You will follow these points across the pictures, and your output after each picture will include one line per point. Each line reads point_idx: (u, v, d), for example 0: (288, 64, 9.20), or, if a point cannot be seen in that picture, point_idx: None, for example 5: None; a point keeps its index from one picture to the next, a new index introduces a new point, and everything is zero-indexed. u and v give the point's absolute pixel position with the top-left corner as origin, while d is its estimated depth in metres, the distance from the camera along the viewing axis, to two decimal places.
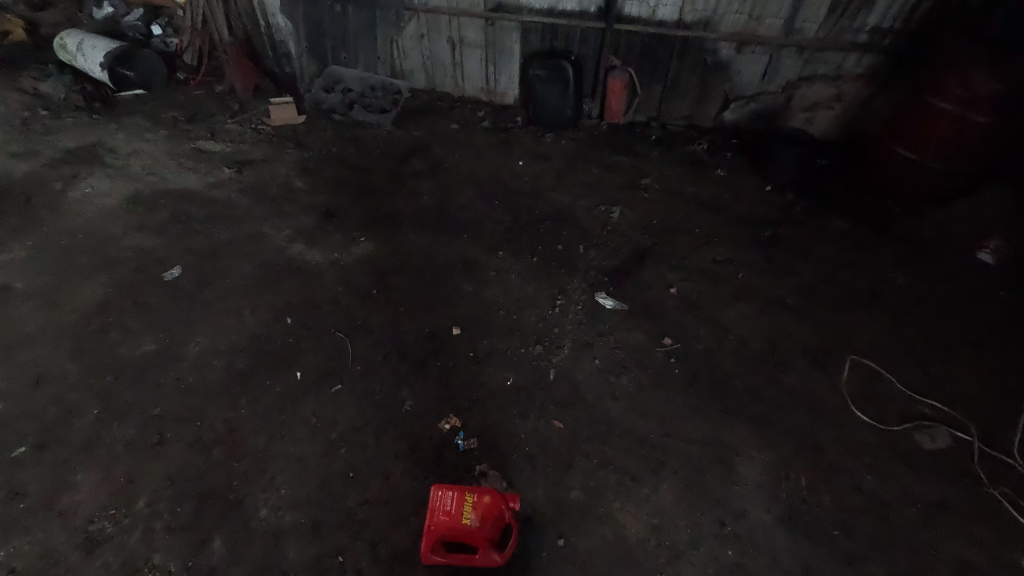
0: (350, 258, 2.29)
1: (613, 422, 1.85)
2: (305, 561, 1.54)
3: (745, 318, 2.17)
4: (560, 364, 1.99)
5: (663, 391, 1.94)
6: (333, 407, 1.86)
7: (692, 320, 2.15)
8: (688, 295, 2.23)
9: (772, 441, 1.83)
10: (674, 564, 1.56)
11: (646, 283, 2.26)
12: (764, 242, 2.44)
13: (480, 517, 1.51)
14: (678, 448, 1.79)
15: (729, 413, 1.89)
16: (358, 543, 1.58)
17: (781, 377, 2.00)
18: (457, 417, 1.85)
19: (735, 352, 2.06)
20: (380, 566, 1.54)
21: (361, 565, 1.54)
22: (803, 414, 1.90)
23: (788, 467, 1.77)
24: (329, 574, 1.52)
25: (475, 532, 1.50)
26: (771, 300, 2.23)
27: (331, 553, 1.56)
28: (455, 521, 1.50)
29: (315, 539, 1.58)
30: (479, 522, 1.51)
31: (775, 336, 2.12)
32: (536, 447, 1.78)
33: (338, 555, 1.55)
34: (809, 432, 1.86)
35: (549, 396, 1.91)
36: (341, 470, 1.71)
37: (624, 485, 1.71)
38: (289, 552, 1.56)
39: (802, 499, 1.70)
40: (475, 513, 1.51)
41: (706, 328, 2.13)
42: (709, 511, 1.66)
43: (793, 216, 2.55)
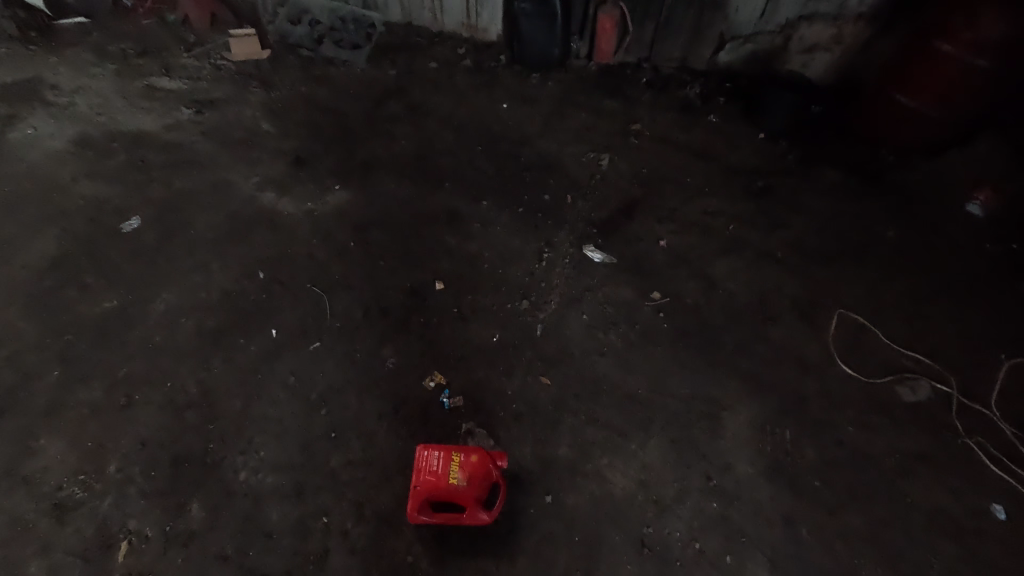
0: (324, 209, 2.15)
1: (601, 378, 1.82)
2: (289, 523, 1.51)
3: (736, 272, 2.12)
4: (547, 320, 1.94)
5: (650, 346, 1.91)
6: (312, 366, 1.78)
7: (682, 274, 2.10)
8: (678, 248, 2.16)
9: (758, 396, 1.83)
10: (661, 518, 1.57)
11: (635, 235, 2.18)
12: (755, 193, 2.36)
13: (468, 479, 1.47)
14: (665, 403, 1.78)
15: (716, 368, 1.88)
16: (343, 504, 1.55)
17: (770, 332, 1.99)
18: (442, 375, 1.80)
19: (724, 307, 2.03)
20: (367, 526, 1.52)
21: (347, 526, 1.52)
22: (789, 369, 1.90)
23: (773, 420, 1.78)
24: (314, 535, 1.50)
25: (464, 494, 1.46)
26: (761, 254, 2.18)
27: (316, 514, 1.53)
28: (443, 482, 1.45)
29: (299, 501, 1.55)
30: (467, 482, 1.47)
31: (764, 290, 2.08)
32: (523, 404, 1.75)
33: (322, 516, 1.53)
34: (794, 386, 1.86)
35: (536, 352, 1.86)
36: (322, 430, 1.66)
37: (612, 441, 1.70)
38: (273, 515, 1.52)
39: (786, 452, 1.71)
40: (463, 475, 1.47)
41: (696, 282, 2.08)
42: (696, 466, 1.66)
43: (787, 167, 2.47)
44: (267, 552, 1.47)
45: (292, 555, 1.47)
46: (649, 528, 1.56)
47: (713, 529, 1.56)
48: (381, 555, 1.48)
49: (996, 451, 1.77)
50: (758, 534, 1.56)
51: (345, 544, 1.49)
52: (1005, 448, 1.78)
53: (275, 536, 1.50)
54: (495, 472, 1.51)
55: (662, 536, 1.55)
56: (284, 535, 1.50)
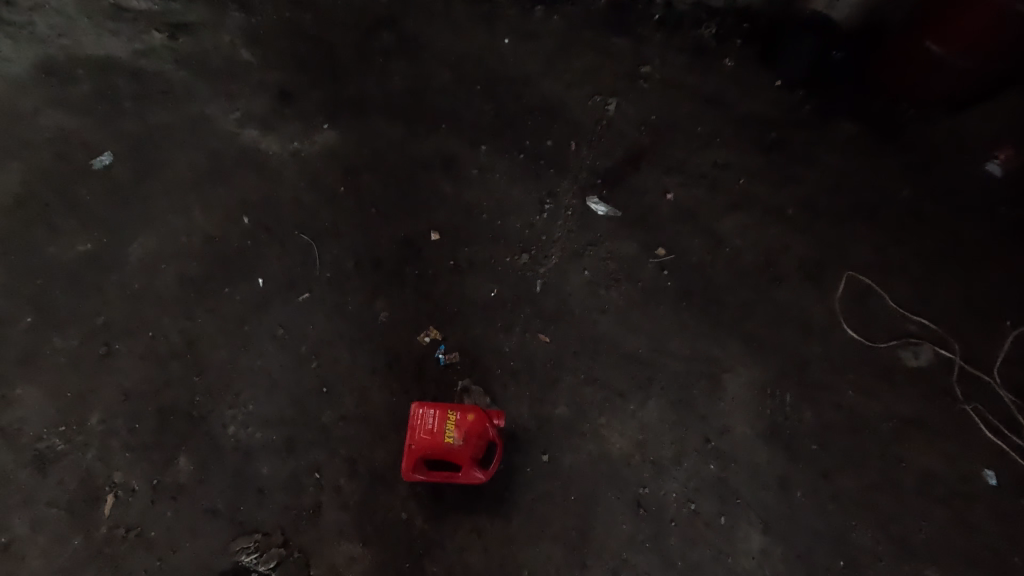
0: (312, 149, 2.01)
1: (600, 337, 1.77)
2: (280, 478, 1.50)
3: (744, 230, 2.03)
4: (548, 275, 1.86)
5: (652, 305, 1.84)
6: (301, 318, 1.71)
7: (688, 229, 2.00)
8: (684, 203, 2.05)
9: (760, 358, 1.79)
10: (657, 479, 1.57)
11: (644, 187, 2.06)
12: (769, 143, 2.17)
13: (464, 438, 1.43)
14: (666, 364, 1.74)
15: (719, 329, 1.83)
16: (336, 460, 1.52)
17: (775, 293, 1.93)
18: (437, 330, 1.74)
19: (731, 267, 1.95)
20: (360, 482, 1.50)
21: (340, 482, 1.50)
22: (792, 331, 1.86)
23: (774, 383, 1.75)
24: (306, 491, 1.49)
25: (459, 453, 1.43)
26: (771, 210, 2.07)
27: (308, 470, 1.51)
28: (438, 441, 1.42)
29: (290, 456, 1.52)
30: (463, 441, 1.44)
31: (772, 249, 2.00)
32: (521, 362, 1.71)
33: (315, 471, 1.51)
34: (795, 348, 1.83)
35: (535, 309, 1.79)
36: (314, 386, 1.60)
37: (611, 401, 1.66)
38: (264, 470, 1.50)
39: (785, 416, 1.69)
40: (459, 434, 1.42)
41: (703, 239, 1.99)
42: (695, 428, 1.65)
43: (800, 121, 2.21)
44: (259, 506, 1.48)
45: (285, 510, 1.48)
46: (646, 488, 1.56)
47: (708, 490, 1.57)
48: (376, 511, 1.49)
49: (993, 417, 1.77)
50: (752, 496, 1.58)
51: (338, 500, 1.49)
52: (1002, 415, 1.77)
53: (266, 491, 1.49)
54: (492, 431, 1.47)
55: (657, 497, 1.56)
56: (276, 490, 1.49)
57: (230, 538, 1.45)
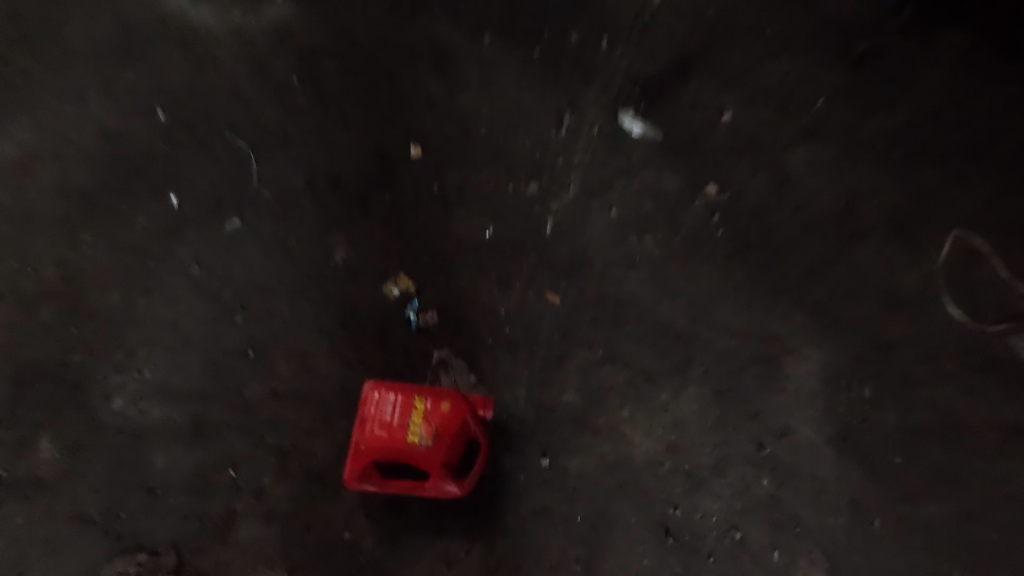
0: (258, 23, 1.45)
1: (626, 300, 1.33)
2: (177, 476, 1.13)
3: (810, 174, 1.43)
4: (562, 214, 1.40)
5: (698, 262, 1.39)
6: (227, 254, 1.27)
7: (747, 162, 1.44)
8: (742, 126, 1.45)
9: (835, 338, 1.34)
10: (693, 495, 1.18)
11: (688, 104, 1.47)
12: (840, 63, 1.45)
13: (435, 437, 1.03)
14: (713, 342, 1.31)
15: (782, 298, 1.37)
16: (260, 452, 1.14)
17: (854, 252, 1.39)
18: (409, 279, 1.30)
19: (799, 215, 1.41)
20: (289, 484, 1.13)
21: (263, 484, 1.13)
22: (872, 306, 1.36)
23: (851, 373, 1.31)
24: (218, 493, 1.12)
25: (426, 458, 1.03)
26: (855, 140, 1.43)
27: (219, 464, 1.13)
28: (398, 440, 1.02)
29: (196, 444, 1.14)
30: (433, 441, 1.03)
31: (852, 196, 1.41)
32: (519, 330, 1.29)
33: (228, 468, 1.13)
34: (874, 328, 1.34)
35: (542, 258, 1.35)
36: (238, 347, 1.19)
37: (636, 386, 1.25)
38: (158, 464, 1.13)
39: (861, 422, 1.27)
40: (428, 431, 1.03)
41: (763, 176, 1.43)
42: (744, 430, 1.24)
43: (890, 31, 1.45)
44: (147, 513, 1.11)
45: (183, 520, 1.11)
46: (678, 509, 1.18)
47: (760, 514, 1.18)
48: (310, 522, 1.12)
49: None
50: (817, 524, 1.18)
51: (259, 507, 1.12)
52: None
53: (158, 491, 1.12)
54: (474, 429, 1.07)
55: (693, 521, 1.17)
56: (173, 489, 1.12)
57: (105, 556, 1.10)
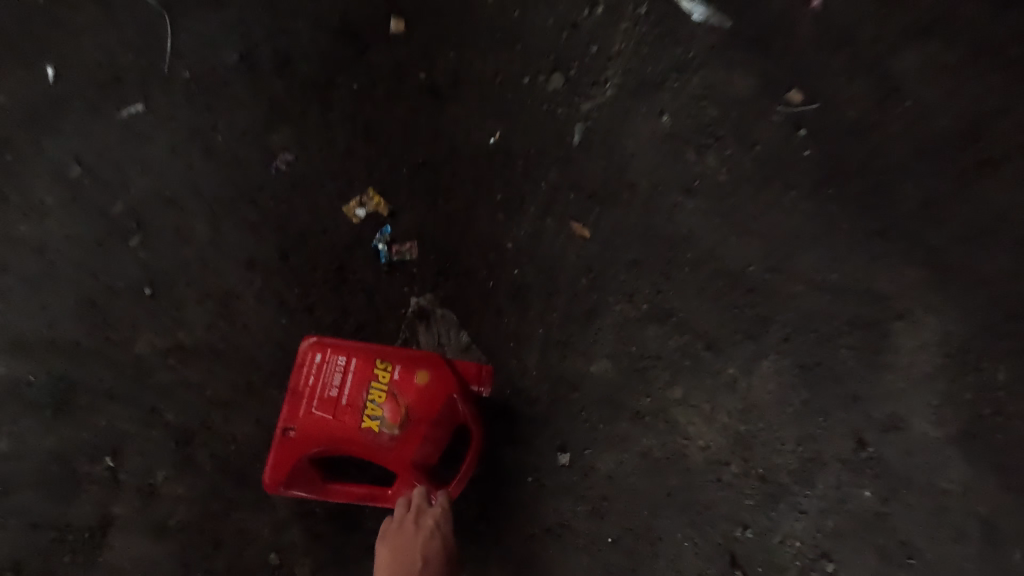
0: None
1: (680, 238, 0.96)
2: (33, 461, 0.81)
3: (948, 67, 0.94)
4: (596, 117, 1.00)
5: (777, 189, 0.98)
6: (121, 152, 0.90)
7: (842, 65, 0.97)
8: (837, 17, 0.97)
9: (954, 302, 0.93)
10: (771, 510, 0.86)
11: None
12: None
13: (403, 422, 0.70)
14: (799, 300, 0.95)
15: (887, 245, 0.95)
16: (156, 432, 0.81)
17: (981, 185, 0.93)
18: (380, 198, 0.93)
19: (906, 136, 0.95)
20: (192, 479, 0.80)
21: (157, 478, 0.80)
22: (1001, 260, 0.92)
23: (974, 349, 0.91)
24: (86, 489, 0.80)
25: (388, 454, 0.70)
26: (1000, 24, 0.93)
27: (94, 447, 0.81)
28: (346, 428, 0.70)
29: (58, 418, 0.82)
30: (398, 433, 0.70)
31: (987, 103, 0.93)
32: (532, 274, 0.93)
33: (104, 455, 0.81)
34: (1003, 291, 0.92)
35: (566, 176, 0.98)
36: (130, 283, 0.85)
37: (694, 355, 0.91)
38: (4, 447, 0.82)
39: (996, 423, 0.88)
40: (392, 413, 0.70)
41: (864, 84, 0.96)
42: (839, 422, 0.89)
43: None
44: None
45: (33, 530, 0.80)
46: (747, 530, 0.86)
47: (859, 538, 0.86)
48: (218, 537, 0.79)
49: None
50: (936, 557, 0.85)
51: (151, 512, 0.80)
52: None
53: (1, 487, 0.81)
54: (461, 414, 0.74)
55: (769, 546, 0.85)
56: (20, 484, 0.81)
57: None
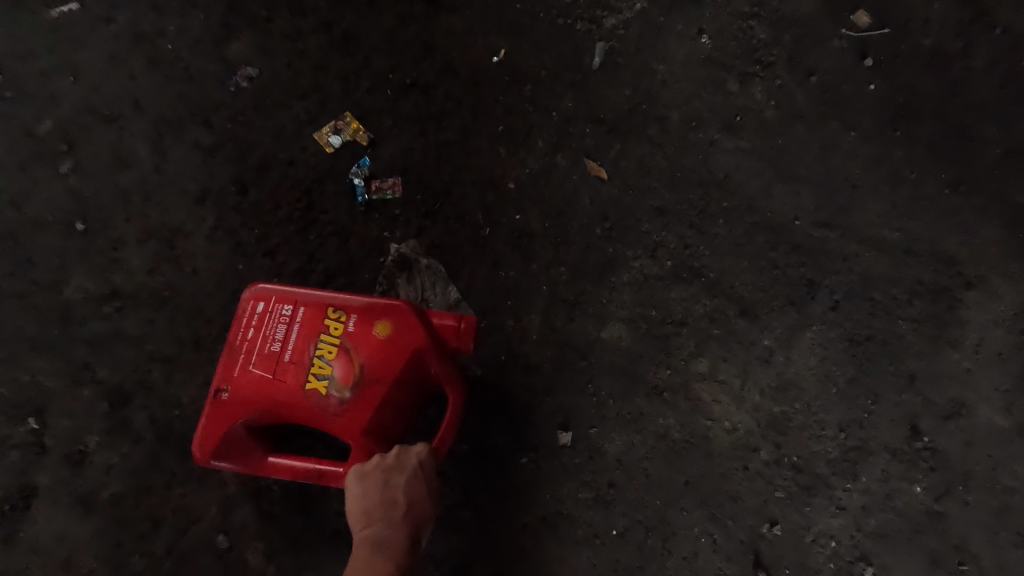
0: None
1: (717, 184, 0.81)
2: None
3: None
4: (620, 35, 0.84)
5: (836, 128, 0.84)
6: (46, 59, 0.75)
7: None
8: None
9: None
10: (805, 505, 0.74)
11: None
12: None
13: (356, 381, 0.60)
14: (852, 262, 0.80)
15: (963, 197, 0.82)
16: (89, 391, 0.70)
17: None
18: (359, 124, 0.78)
19: (994, 69, 0.84)
20: (130, 446, 0.70)
21: (90, 443, 0.70)
22: None
23: None
24: (11, 452, 0.70)
25: (336, 421, 0.61)
26: None
27: (16, 407, 0.70)
28: (289, 388, 0.61)
29: None
30: (349, 395, 0.60)
31: None
32: (538, 220, 0.79)
33: (31, 416, 0.70)
34: None
35: (582, 105, 0.82)
36: (59, 216, 0.73)
37: (724, 322, 0.77)
38: None
39: None
40: (343, 371, 0.60)
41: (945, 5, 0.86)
42: (890, 407, 0.76)
43: None
44: None
45: None
46: (775, 526, 0.74)
47: (907, 541, 0.74)
48: (158, 515, 0.69)
49: None
50: (996, 567, 0.73)
51: (82, 482, 0.69)
52: None
53: None
54: (431, 377, 0.64)
55: (801, 546, 0.74)
56: None
57: None
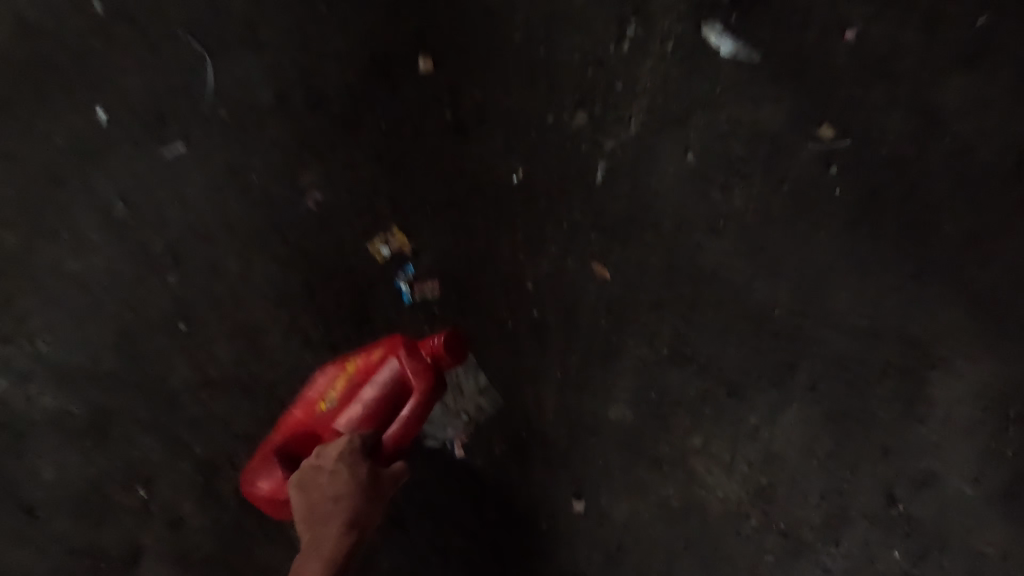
0: None
1: (705, 279, 0.95)
2: (72, 489, 0.85)
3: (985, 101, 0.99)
4: (619, 155, 1.00)
5: (807, 228, 0.97)
6: (158, 191, 0.94)
7: (890, 92, 1.00)
8: (885, 44, 1.01)
9: (990, 348, 0.92)
10: (791, 566, 0.86)
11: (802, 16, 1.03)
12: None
13: (347, 394, 0.79)
14: (828, 347, 0.92)
15: (927, 287, 0.94)
16: (186, 465, 0.86)
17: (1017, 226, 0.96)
18: (404, 236, 0.95)
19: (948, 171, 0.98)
20: (218, 511, 0.85)
21: (185, 509, 0.85)
22: None
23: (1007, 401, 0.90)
24: (122, 517, 0.85)
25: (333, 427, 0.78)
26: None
27: (127, 478, 0.85)
28: (312, 414, 0.80)
29: (97, 448, 0.86)
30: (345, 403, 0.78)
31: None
32: (553, 314, 0.94)
33: (140, 485, 0.85)
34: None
35: (587, 215, 0.98)
36: (164, 318, 0.89)
37: (715, 402, 0.90)
38: (47, 475, 0.85)
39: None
40: (342, 390, 0.80)
41: (901, 118, 1.00)
42: (866, 477, 0.87)
43: None
44: (25, 542, 0.84)
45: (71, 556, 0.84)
46: None
47: None
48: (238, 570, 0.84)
49: None
50: None
51: (178, 541, 0.85)
52: None
53: (40, 514, 0.84)
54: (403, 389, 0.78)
55: None
56: (58, 512, 0.84)
57: None
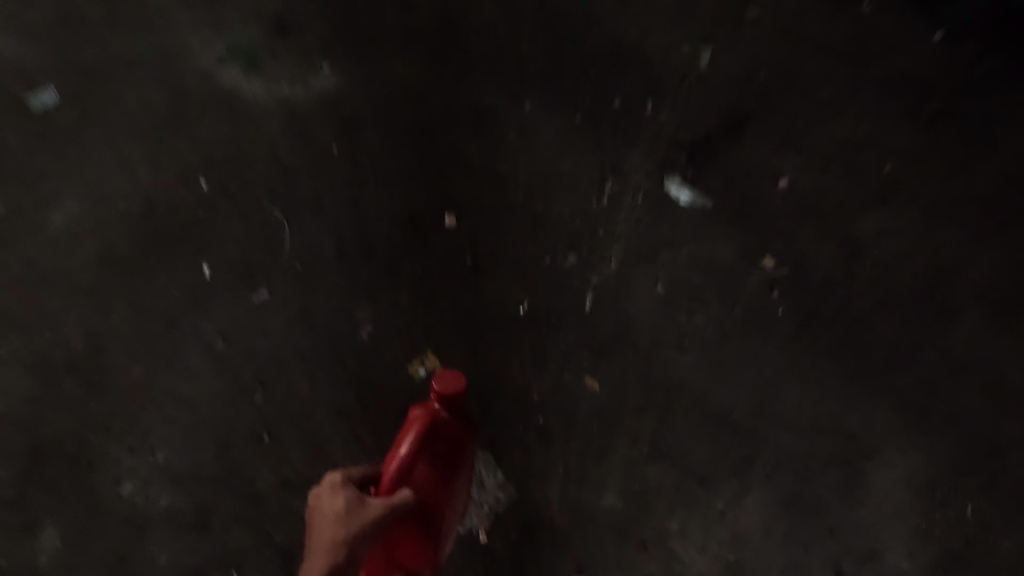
0: (303, 97, 1.48)
1: (675, 386, 1.19)
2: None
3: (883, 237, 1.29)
4: (602, 288, 1.28)
5: (755, 342, 1.22)
6: (249, 328, 1.23)
7: (812, 230, 1.31)
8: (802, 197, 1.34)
9: (910, 439, 1.13)
10: None
11: (736, 180, 1.36)
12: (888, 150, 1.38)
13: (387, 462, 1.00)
14: (779, 442, 1.14)
15: (854, 389, 1.17)
16: (265, 551, 1.06)
17: (922, 336, 1.21)
18: (436, 358, 1.21)
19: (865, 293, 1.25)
20: None
21: None
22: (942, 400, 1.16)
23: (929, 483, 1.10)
24: None
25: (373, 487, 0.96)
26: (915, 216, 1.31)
27: (219, 564, 1.06)
28: None
29: (197, 539, 1.07)
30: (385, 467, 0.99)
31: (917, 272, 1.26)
32: (554, 418, 1.17)
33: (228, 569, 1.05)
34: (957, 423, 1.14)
35: (579, 336, 1.24)
36: (252, 429, 1.14)
37: (689, 490, 1.10)
38: (157, 562, 1.06)
39: (951, 551, 1.05)
40: None
41: (821, 253, 1.29)
42: (819, 553, 1.06)
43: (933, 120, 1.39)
44: None
45: None
46: None
47: None
48: None
49: None
50: None
51: None
52: None
53: None
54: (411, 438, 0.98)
55: None
56: None
57: None
